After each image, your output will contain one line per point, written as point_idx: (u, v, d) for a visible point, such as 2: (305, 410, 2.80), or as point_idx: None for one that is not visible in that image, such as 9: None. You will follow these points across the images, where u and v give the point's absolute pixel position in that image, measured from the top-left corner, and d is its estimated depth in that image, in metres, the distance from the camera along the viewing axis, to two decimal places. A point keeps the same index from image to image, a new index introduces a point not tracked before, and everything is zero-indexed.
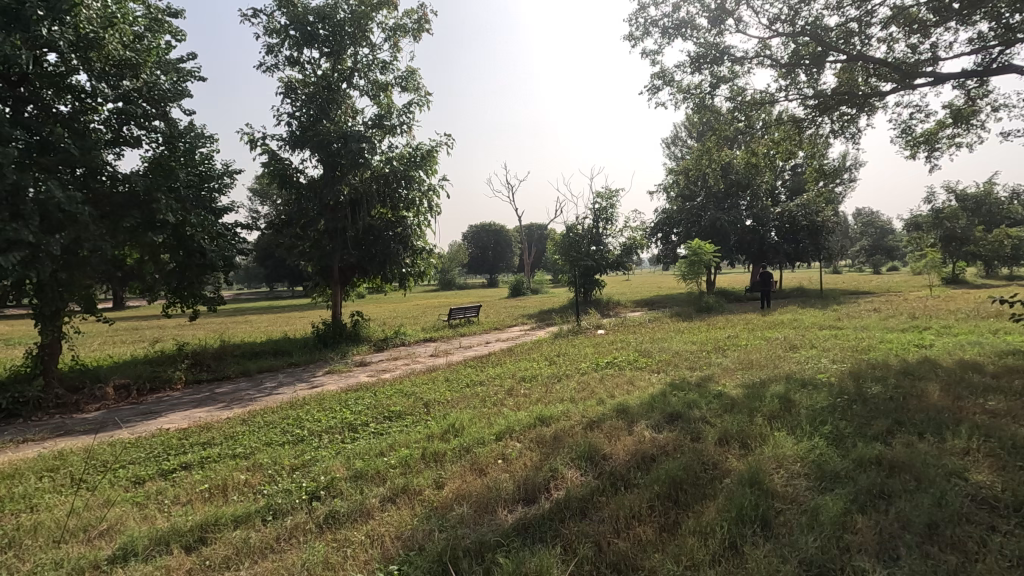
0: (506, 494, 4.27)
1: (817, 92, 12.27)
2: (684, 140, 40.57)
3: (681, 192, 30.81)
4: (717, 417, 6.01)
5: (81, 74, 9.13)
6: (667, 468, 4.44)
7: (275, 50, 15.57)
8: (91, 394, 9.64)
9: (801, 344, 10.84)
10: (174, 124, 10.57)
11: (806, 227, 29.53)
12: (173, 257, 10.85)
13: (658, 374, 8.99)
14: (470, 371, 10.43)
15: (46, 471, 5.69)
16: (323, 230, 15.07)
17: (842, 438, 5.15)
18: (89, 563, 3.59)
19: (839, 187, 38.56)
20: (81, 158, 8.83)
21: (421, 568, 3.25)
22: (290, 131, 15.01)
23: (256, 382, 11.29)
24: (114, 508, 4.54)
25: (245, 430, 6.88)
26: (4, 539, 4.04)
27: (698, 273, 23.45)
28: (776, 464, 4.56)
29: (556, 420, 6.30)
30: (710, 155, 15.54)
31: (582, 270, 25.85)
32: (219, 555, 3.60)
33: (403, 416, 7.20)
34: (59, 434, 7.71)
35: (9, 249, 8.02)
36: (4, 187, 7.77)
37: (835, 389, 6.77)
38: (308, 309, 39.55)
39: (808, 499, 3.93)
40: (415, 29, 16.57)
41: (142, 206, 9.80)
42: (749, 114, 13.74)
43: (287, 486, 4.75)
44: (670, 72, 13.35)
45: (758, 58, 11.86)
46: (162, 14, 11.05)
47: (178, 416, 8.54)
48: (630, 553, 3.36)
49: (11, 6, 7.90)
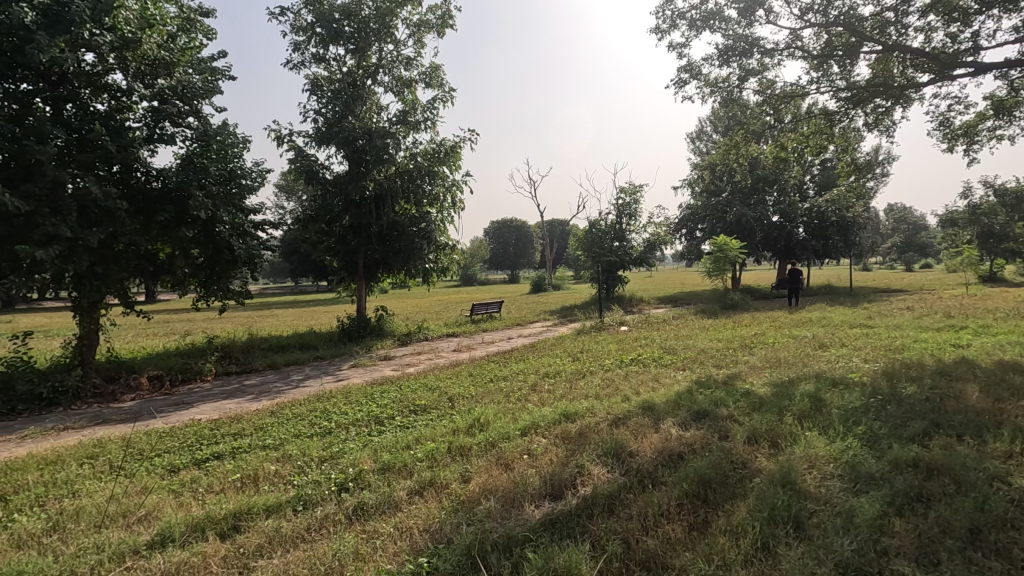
0: (533, 489, 4.26)
1: (850, 84, 11.97)
2: (709, 135, 40.00)
3: (706, 187, 30.44)
4: (745, 416, 5.92)
5: (116, 73, 9.40)
6: (696, 466, 4.38)
7: (302, 47, 15.77)
8: (126, 385, 9.93)
9: (831, 343, 10.59)
10: (206, 122, 10.78)
11: (835, 223, 28.66)
12: (203, 252, 11.05)
13: (683, 371, 8.90)
14: (494, 366, 10.45)
15: (86, 458, 5.89)
16: (348, 225, 15.56)
17: (877, 439, 5.01)
18: (129, 548, 3.70)
19: (872, 182, 37.55)
20: (117, 154, 9.10)
21: (451, 562, 3.26)
22: (316, 128, 15.23)
23: (283, 374, 11.51)
24: (150, 495, 4.67)
25: (274, 421, 7.02)
26: (50, 522, 4.20)
27: (724, 270, 23.07)
28: (809, 465, 4.48)
29: (581, 417, 6.26)
30: (738, 150, 15.22)
31: (605, 266, 25.65)
32: (253, 544, 3.68)
33: (428, 410, 7.27)
34: (97, 423, 7.98)
35: (50, 244, 8.34)
36: (44, 183, 8.16)
37: (868, 390, 6.59)
38: (331, 305, 38.76)
39: (842, 501, 3.84)
40: (439, 25, 16.60)
41: (175, 201, 10.12)
42: (779, 107, 13.44)
43: (316, 477, 4.82)
44: (697, 65, 13.15)
45: (789, 50, 11.62)
46: (195, 14, 11.28)
47: (209, 407, 8.73)
48: (659, 551, 3.33)
49: (53, 8, 8.29)
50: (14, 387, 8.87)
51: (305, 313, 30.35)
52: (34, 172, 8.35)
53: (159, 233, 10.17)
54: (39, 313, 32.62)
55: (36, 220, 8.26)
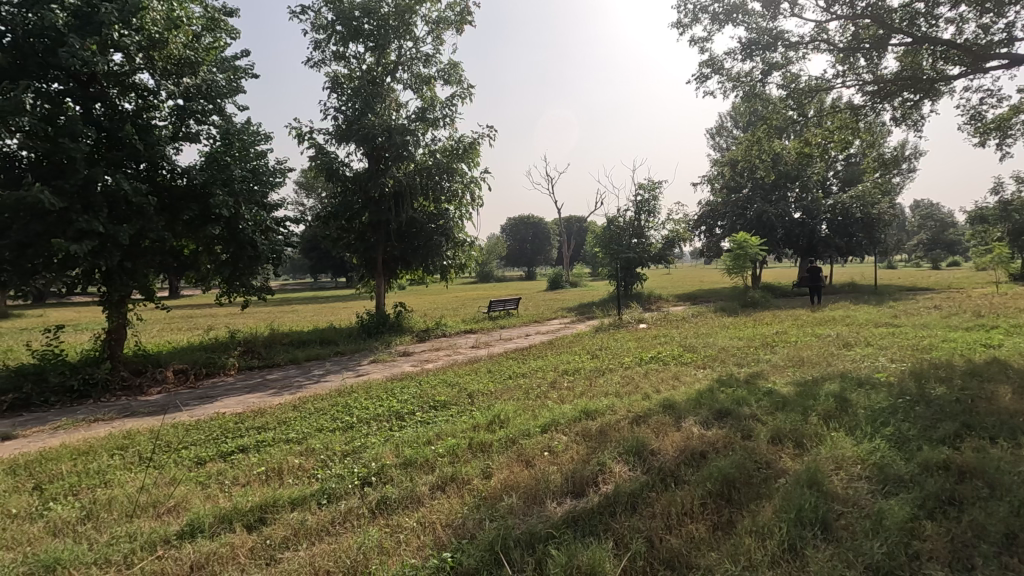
0: (555, 487, 4.26)
1: (877, 78, 11.71)
2: (729, 130, 39.60)
3: (726, 184, 30.08)
4: (768, 415, 5.84)
5: (144, 73, 9.58)
6: (719, 466, 4.33)
7: (322, 45, 15.92)
8: (153, 377, 10.15)
9: (855, 341, 10.41)
10: (230, 120, 10.94)
11: (860, 220, 28.03)
12: (227, 249, 11.22)
13: (703, 369, 8.80)
14: (512, 363, 10.42)
15: (116, 449, 6.04)
16: (367, 222, 15.69)
17: (906, 440, 4.91)
18: (159, 538, 3.78)
19: (899, 178, 36.72)
20: (145, 153, 9.33)
21: (474, 557, 3.28)
22: (336, 126, 15.39)
23: (305, 369, 11.67)
24: (179, 486, 4.78)
25: (297, 415, 7.13)
26: (84, 511, 4.32)
27: (744, 267, 22.67)
28: (835, 466, 4.41)
29: (601, 415, 6.24)
30: (760, 146, 15.00)
31: (624, 263, 25.41)
32: (279, 535, 3.75)
33: (448, 406, 7.31)
34: (126, 414, 8.20)
35: (82, 240, 8.59)
36: (76, 181, 8.46)
37: (895, 390, 6.46)
38: (350, 304, 34.75)
39: (871, 503, 3.77)
40: (458, 21, 16.60)
41: (200, 198, 10.31)
42: (803, 102, 13.20)
43: (340, 471, 4.88)
44: (719, 59, 12.98)
45: (814, 43, 11.40)
46: (219, 14, 11.42)
47: (233, 401, 8.90)
48: (683, 551, 3.31)
49: (84, 10, 8.49)
50: (46, 378, 9.13)
51: (321, 313, 27.13)
52: (67, 171, 8.61)
53: (184, 230, 10.38)
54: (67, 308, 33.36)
55: (69, 217, 8.54)
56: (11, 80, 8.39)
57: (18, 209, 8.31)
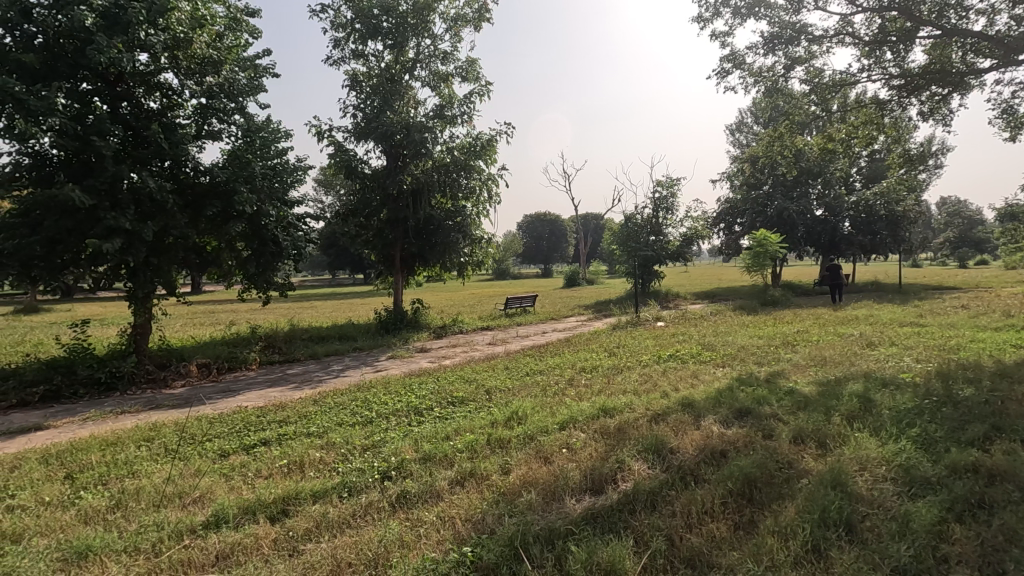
0: (573, 483, 4.26)
1: (903, 72, 11.46)
2: (750, 126, 39.11)
3: (746, 181, 29.77)
4: (790, 415, 5.77)
5: (168, 73, 9.76)
6: (740, 465, 4.28)
7: (342, 43, 16.06)
8: (177, 371, 10.35)
9: (879, 341, 10.22)
10: (252, 117, 11.07)
11: (884, 217, 27.43)
12: (248, 245, 11.37)
13: (723, 368, 8.73)
14: (530, 360, 10.46)
15: (143, 441, 6.18)
16: (386, 219, 15.79)
17: (933, 442, 4.81)
18: (186, 528, 3.87)
19: (926, 175, 35.88)
20: (169, 151, 9.51)
21: (494, 551, 3.29)
22: (355, 123, 15.53)
23: (324, 364, 11.80)
24: (203, 478, 4.88)
25: (317, 409, 7.23)
26: (113, 500, 4.43)
27: (763, 265, 22.38)
28: (859, 467, 4.33)
29: (619, 413, 6.22)
30: (781, 142, 14.81)
31: (642, 261, 25.22)
32: (301, 528, 3.80)
33: (466, 402, 7.36)
34: (151, 407, 8.39)
35: (111, 237, 8.82)
36: (104, 179, 8.67)
37: (921, 390, 6.34)
38: (362, 305, 31.17)
39: (896, 505, 3.70)
40: (476, 18, 16.60)
41: (222, 195, 10.46)
42: (826, 97, 12.94)
43: (360, 465, 4.94)
44: (741, 54, 12.78)
45: (839, 36, 11.18)
46: (241, 14, 11.57)
47: (254, 394, 9.04)
48: (705, 550, 3.29)
49: (113, 10, 8.68)
50: (75, 371, 9.37)
51: (337, 313, 24.48)
52: (95, 169, 8.83)
53: (207, 227, 10.54)
54: (83, 305, 32.96)
55: (98, 215, 8.78)
56: (43, 81, 8.61)
57: (50, 206, 8.57)
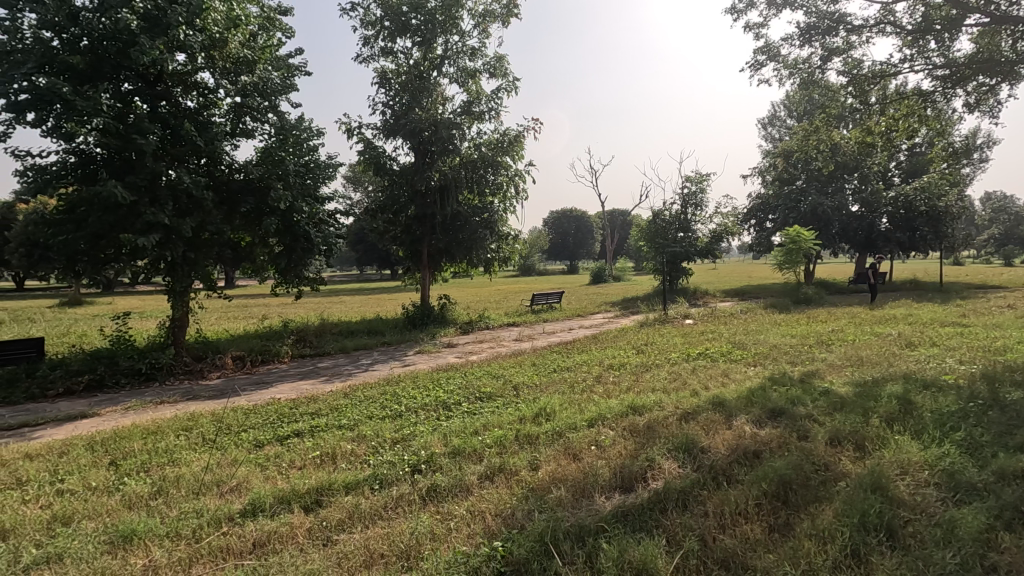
0: (603, 481, 4.23)
1: (948, 62, 11.02)
2: (783, 119, 38.18)
3: (778, 176, 29.12)
4: (826, 416, 5.62)
5: (205, 72, 10.00)
6: (775, 466, 4.20)
7: (371, 41, 16.22)
8: (213, 363, 10.64)
9: (918, 341, 9.89)
10: (284, 116, 11.28)
11: (924, 213, 26.46)
12: (280, 241, 11.56)
13: (755, 367, 8.58)
14: (557, 356, 10.43)
15: (182, 430, 6.37)
16: (414, 216, 15.96)
17: (978, 447, 4.62)
18: (224, 516, 3.98)
19: (970, 169, 34.50)
20: (204, 149, 9.76)
21: (525, 547, 3.29)
22: (384, 120, 15.70)
23: (354, 358, 11.98)
24: (240, 467, 5.01)
25: (347, 403, 7.33)
26: (155, 487, 4.59)
27: (797, 262, 21.81)
28: (900, 471, 4.20)
29: (649, 411, 6.15)
30: (817, 135, 14.40)
31: (670, 257, 24.83)
32: (335, 518, 3.87)
33: (494, 398, 7.38)
34: (189, 397, 8.65)
35: (150, 232, 9.10)
36: (144, 175, 8.96)
37: (965, 392, 6.11)
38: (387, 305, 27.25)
39: (941, 511, 3.57)
40: (504, 14, 16.55)
41: (255, 192, 10.69)
42: (865, 89, 12.51)
43: (390, 458, 5.00)
44: (776, 46, 12.46)
45: (880, 26, 10.80)
46: (274, 13, 11.78)
47: (287, 387, 9.26)
48: (739, 551, 3.23)
49: (154, 13, 8.93)
50: (117, 362, 9.71)
51: (349, 313, 21.44)
52: (136, 166, 9.12)
53: (241, 223, 10.79)
54: (122, 305, 29.39)
55: (138, 210, 9.07)
56: (87, 81, 8.92)
57: (94, 203, 8.88)
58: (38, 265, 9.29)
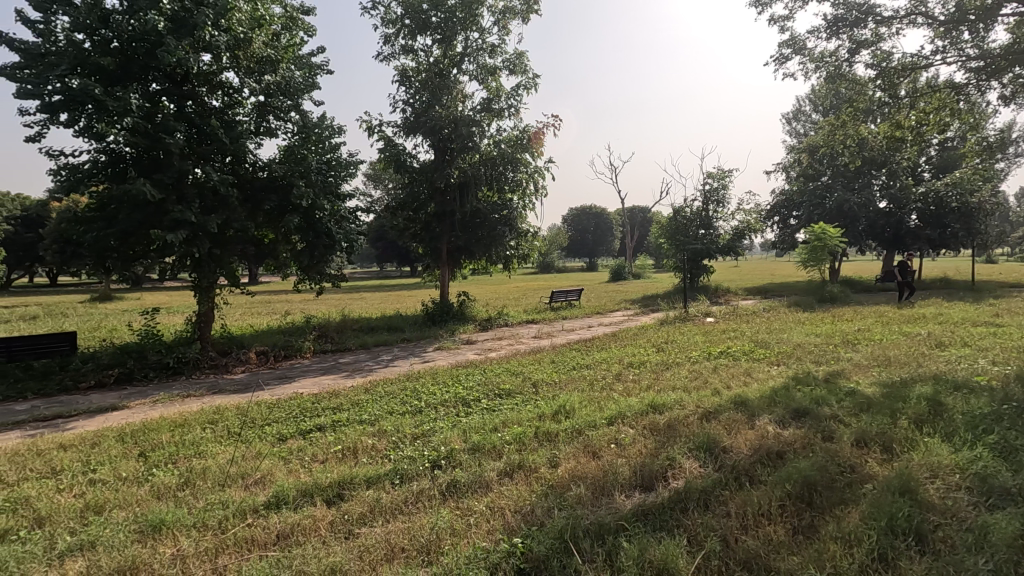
0: (623, 480, 4.20)
1: (982, 53, 10.67)
2: (809, 114, 37.35)
3: (803, 172, 28.57)
4: (852, 417, 5.50)
5: (229, 72, 10.17)
6: (799, 467, 4.13)
7: (392, 39, 16.31)
8: (238, 358, 10.84)
9: (948, 341, 9.63)
10: (306, 115, 11.43)
11: (955, 210, 25.70)
12: (302, 238, 11.71)
13: (778, 366, 8.44)
14: (576, 354, 10.39)
15: (207, 423, 6.50)
16: (433, 213, 16.04)
17: (1013, 450, 4.48)
18: (249, 507, 4.05)
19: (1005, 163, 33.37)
20: (229, 148, 9.94)
21: (545, 543, 3.30)
22: (405, 118, 15.82)
23: (374, 354, 12.10)
24: (264, 460, 5.10)
25: (368, 398, 7.40)
26: (183, 478, 4.70)
27: (822, 260, 21.38)
28: (929, 474, 4.09)
29: (669, 409, 6.10)
30: (844, 130, 14.07)
31: (690, 255, 24.50)
32: (356, 512, 3.92)
33: (513, 394, 7.38)
34: (214, 391, 8.84)
35: (177, 229, 9.30)
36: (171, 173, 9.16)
37: (998, 394, 5.93)
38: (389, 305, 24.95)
39: (973, 516, 3.47)
40: (524, 10, 16.49)
41: (278, 190, 10.85)
42: (895, 82, 12.18)
43: (411, 453, 5.04)
44: (801, 39, 12.19)
45: (910, 16, 10.49)
46: (297, 13, 11.93)
47: (309, 381, 9.41)
48: (762, 553, 3.18)
49: (181, 14, 9.10)
50: (146, 356, 9.95)
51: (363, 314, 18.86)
52: (164, 164, 9.33)
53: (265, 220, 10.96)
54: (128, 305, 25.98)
55: (166, 208, 9.28)
56: (117, 81, 9.13)
57: (124, 201, 9.11)
58: (70, 261, 9.57)
